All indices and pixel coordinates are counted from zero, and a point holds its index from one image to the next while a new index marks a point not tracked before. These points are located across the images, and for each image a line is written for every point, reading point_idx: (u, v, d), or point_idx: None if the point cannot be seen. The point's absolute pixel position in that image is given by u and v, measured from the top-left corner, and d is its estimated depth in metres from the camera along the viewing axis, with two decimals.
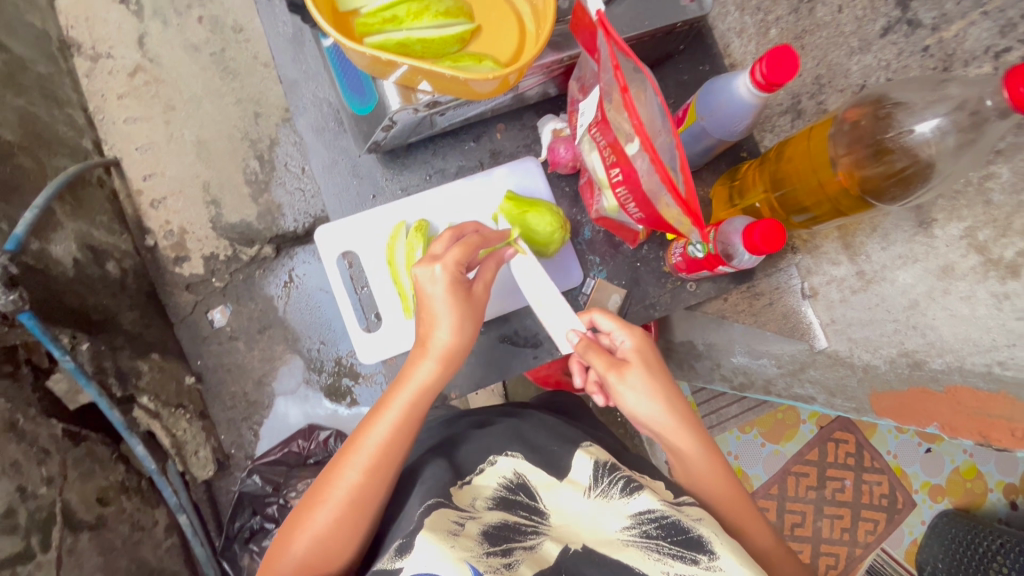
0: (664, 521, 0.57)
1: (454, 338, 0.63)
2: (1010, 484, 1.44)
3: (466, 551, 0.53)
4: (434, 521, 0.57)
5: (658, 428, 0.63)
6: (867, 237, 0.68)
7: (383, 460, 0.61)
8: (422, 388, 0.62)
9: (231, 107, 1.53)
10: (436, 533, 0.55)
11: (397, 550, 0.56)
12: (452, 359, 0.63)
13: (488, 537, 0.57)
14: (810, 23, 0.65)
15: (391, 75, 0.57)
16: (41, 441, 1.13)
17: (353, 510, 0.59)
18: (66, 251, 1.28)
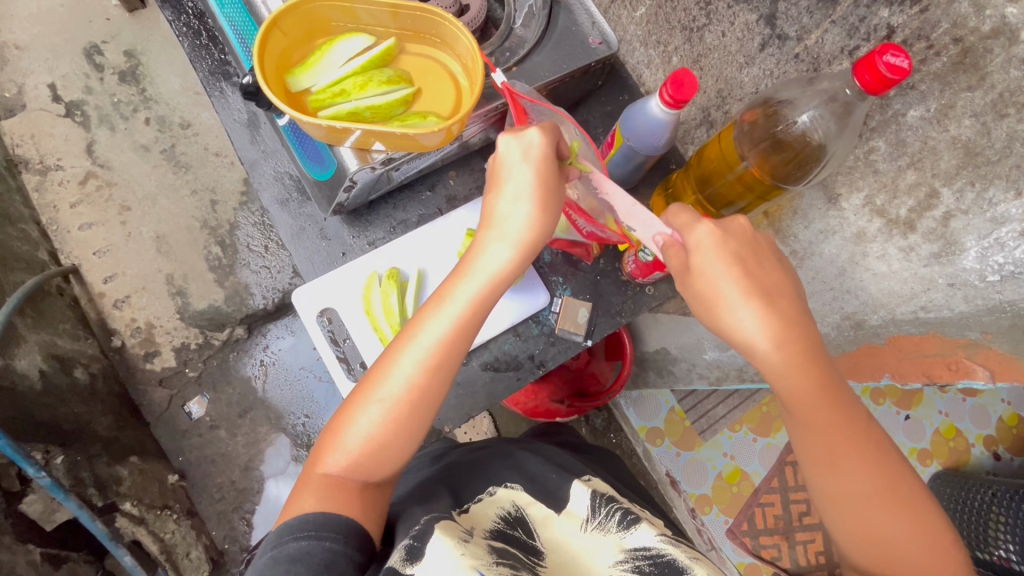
0: (658, 559, 0.60)
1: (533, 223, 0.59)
2: (989, 436, 1.51)
3: (476, 559, 0.54)
4: (446, 527, 0.59)
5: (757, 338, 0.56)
6: (791, 220, 0.77)
7: (441, 365, 0.60)
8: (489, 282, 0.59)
9: (187, 198, 1.56)
10: (450, 538, 0.56)
11: (408, 555, 0.55)
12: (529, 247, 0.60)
13: (496, 551, 0.58)
14: (703, 48, 0.76)
15: (346, 141, 0.63)
16: (18, 570, 1.08)
17: (407, 407, 0.59)
18: (31, 364, 1.26)
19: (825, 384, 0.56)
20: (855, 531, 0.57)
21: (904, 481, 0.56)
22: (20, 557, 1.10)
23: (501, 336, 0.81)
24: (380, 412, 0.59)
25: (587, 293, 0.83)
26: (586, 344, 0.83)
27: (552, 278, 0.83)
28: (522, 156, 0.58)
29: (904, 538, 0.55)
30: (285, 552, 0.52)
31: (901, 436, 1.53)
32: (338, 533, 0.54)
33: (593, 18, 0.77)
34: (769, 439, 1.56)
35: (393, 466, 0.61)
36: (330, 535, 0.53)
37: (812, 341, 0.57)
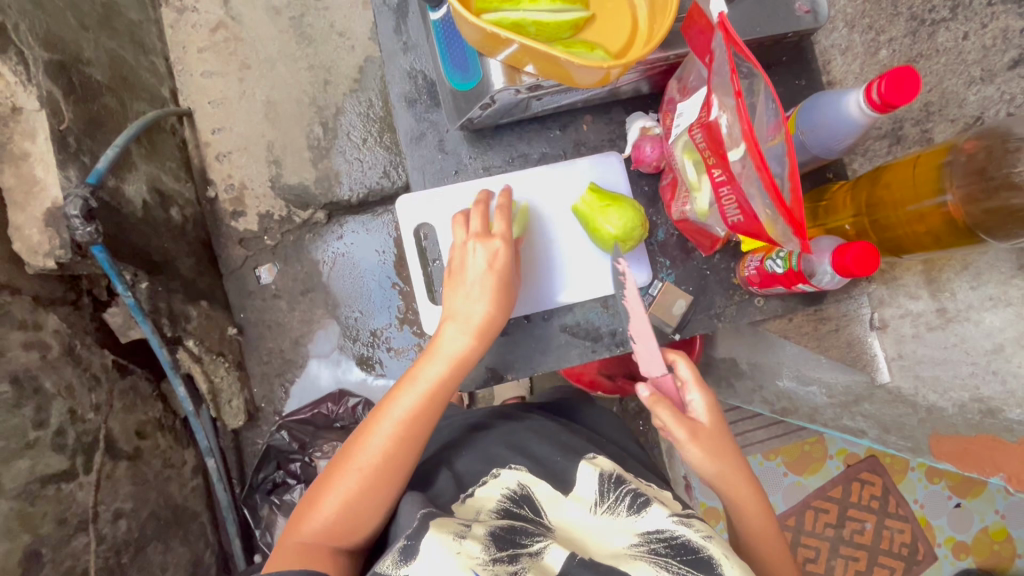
0: (673, 540, 0.58)
1: (489, 318, 0.67)
2: None
3: (472, 558, 0.54)
4: (441, 523, 0.59)
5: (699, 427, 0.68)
6: (955, 274, 0.67)
7: (412, 431, 0.65)
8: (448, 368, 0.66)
9: (303, 72, 1.57)
10: (445, 534, 0.56)
11: (401, 556, 0.56)
12: (482, 338, 0.67)
13: (495, 540, 0.58)
14: (928, 48, 0.63)
15: (500, 54, 0.58)
16: (93, 369, 1.20)
17: (380, 472, 0.64)
18: (137, 191, 1.31)
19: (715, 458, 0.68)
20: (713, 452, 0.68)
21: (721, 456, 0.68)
22: (96, 359, 1.21)
23: (589, 304, 0.76)
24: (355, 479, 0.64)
25: (691, 285, 0.77)
26: (673, 338, 0.77)
27: (659, 259, 0.76)
28: (483, 264, 0.68)
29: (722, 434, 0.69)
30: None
31: (944, 521, 1.48)
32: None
33: None
34: (800, 478, 1.50)
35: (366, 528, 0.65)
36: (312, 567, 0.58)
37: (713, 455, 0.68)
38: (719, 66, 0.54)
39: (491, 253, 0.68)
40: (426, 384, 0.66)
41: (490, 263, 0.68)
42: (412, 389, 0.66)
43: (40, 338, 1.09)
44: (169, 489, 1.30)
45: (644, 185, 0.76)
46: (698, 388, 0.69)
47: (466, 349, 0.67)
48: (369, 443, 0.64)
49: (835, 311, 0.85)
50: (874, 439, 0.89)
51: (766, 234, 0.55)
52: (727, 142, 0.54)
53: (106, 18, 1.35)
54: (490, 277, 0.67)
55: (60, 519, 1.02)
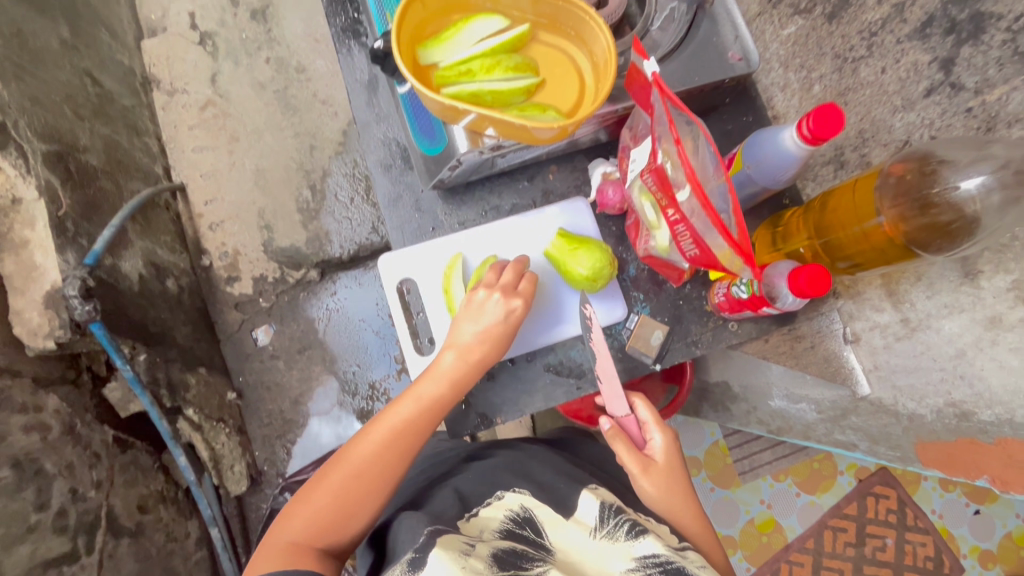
0: (669, 567, 0.60)
1: (484, 343, 0.71)
2: None
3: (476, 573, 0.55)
4: (446, 541, 0.60)
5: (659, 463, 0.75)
6: (912, 285, 0.70)
7: (405, 441, 0.68)
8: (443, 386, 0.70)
9: (289, 140, 1.65)
10: (451, 550, 0.58)
11: (409, 565, 0.57)
12: (474, 359, 0.71)
13: (498, 561, 0.59)
14: (854, 82, 0.69)
15: (461, 121, 0.63)
16: (94, 446, 1.21)
17: (373, 476, 0.66)
18: (133, 267, 1.36)
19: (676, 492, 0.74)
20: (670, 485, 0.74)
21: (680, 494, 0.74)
22: (97, 435, 1.23)
23: (570, 342, 0.79)
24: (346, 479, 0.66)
25: (666, 315, 0.80)
26: (655, 368, 0.80)
27: (633, 293, 0.80)
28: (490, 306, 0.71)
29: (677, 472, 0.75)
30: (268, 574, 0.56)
31: (966, 530, 1.47)
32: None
33: (737, 32, 0.72)
34: (813, 497, 1.49)
35: (351, 532, 0.65)
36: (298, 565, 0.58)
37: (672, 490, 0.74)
38: (660, 117, 0.59)
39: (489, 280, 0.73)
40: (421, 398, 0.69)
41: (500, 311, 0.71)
42: (412, 398, 0.69)
43: (41, 419, 1.10)
44: (173, 563, 1.29)
45: (612, 225, 0.81)
46: (658, 427, 0.76)
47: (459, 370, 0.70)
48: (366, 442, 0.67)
49: (809, 329, 0.87)
50: (866, 452, 0.91)
51: (722, 264, 0.59)
52: (675, 185, 0.59)
53: (100, 107, 1.43)
54: (484, 299, 0.72)
55: None
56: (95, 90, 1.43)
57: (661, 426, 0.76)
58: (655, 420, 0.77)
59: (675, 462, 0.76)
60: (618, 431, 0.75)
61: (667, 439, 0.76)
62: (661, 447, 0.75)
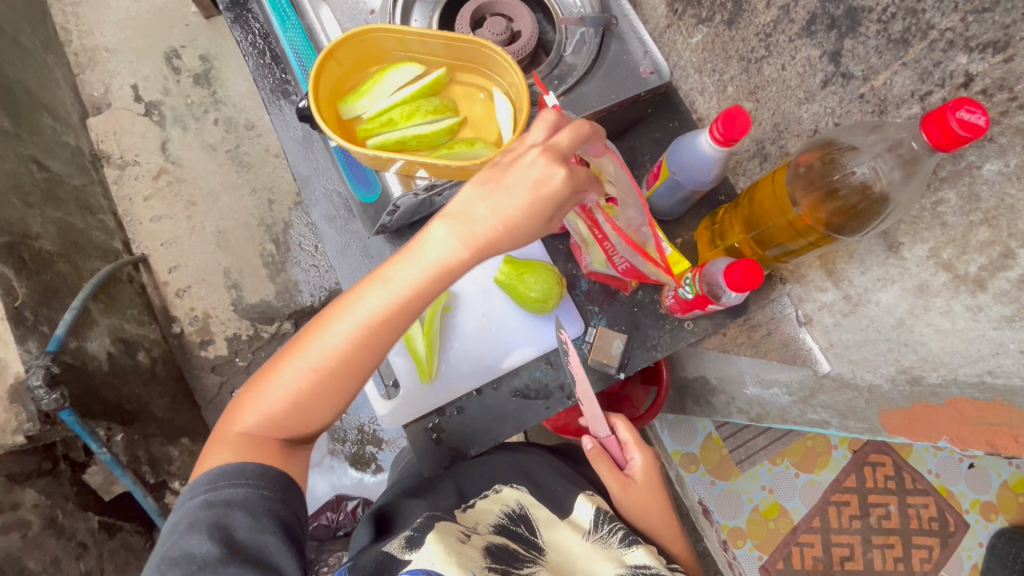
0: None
1: (491, 236, 0.53)
2: None
3: (471, 562, 0.57)
4: (443, 527, 0.62)
5: (640, 480, 0.81)
6: (846, 263, 0.73)
7: (363, 354, 0.56)
8: (396, 305, 0.55)
9: (247, 197, 1.66)
10: (448, 541, 0.59)
11: (408, 543, 0.59)
12: (445, 275, 0.54)
13: (491, 554, 0.61)
14: (761, 80, 0.73)
15: (391, 167, 0.65)
16: (78, 535, 1.19)
17: (328, 379, 0.57)
18: (100, 346, 1.34)
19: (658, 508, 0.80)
20: (650, 502, 0.80)
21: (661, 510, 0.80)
22: (81, 524, 1.21)
23: (533, 363, 0.80)
24: (305, 372, 0.57)
25: (623, 324, 0.82)
26: (619, 376, 0.81)
27: (589, 307, 0.82)
28: (522, 180, 0.52)
29: (658, 490, 0.81)
30: (220, 497, 0.55)
31: (964, 486, 1.50)
32: (275, 483, 0.58)
33: (645, 48, 0.75)
34: (813, 475, 1.51)
35: (317, 424, 0.61)
36: (249, 478, 0.56)
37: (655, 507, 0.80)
38: None
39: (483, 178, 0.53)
40: (367, 314, 0.55)
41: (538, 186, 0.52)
42: (368, 298, 0.55)
43: (19, 517, 1.08)
44: None
45: (558, 244, 0.83)
46: (638, 447, 0.82)
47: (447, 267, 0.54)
48: (314, 348, 0.56)
49: (763, 317, 0.89)
50: (838, 427, 0.90)
51: None
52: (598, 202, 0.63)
53: (50, 191, 1.43)
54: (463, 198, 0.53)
55: None
56: (43, 175, 1.42)
57: (641, 446, 0.83)
58: (636, 440, 0.83)
59: (653, 481, 0.82)
60: (599, 449, 0.81)
61: (645, 459, 0.82)
62: (641, 466, 0.81)
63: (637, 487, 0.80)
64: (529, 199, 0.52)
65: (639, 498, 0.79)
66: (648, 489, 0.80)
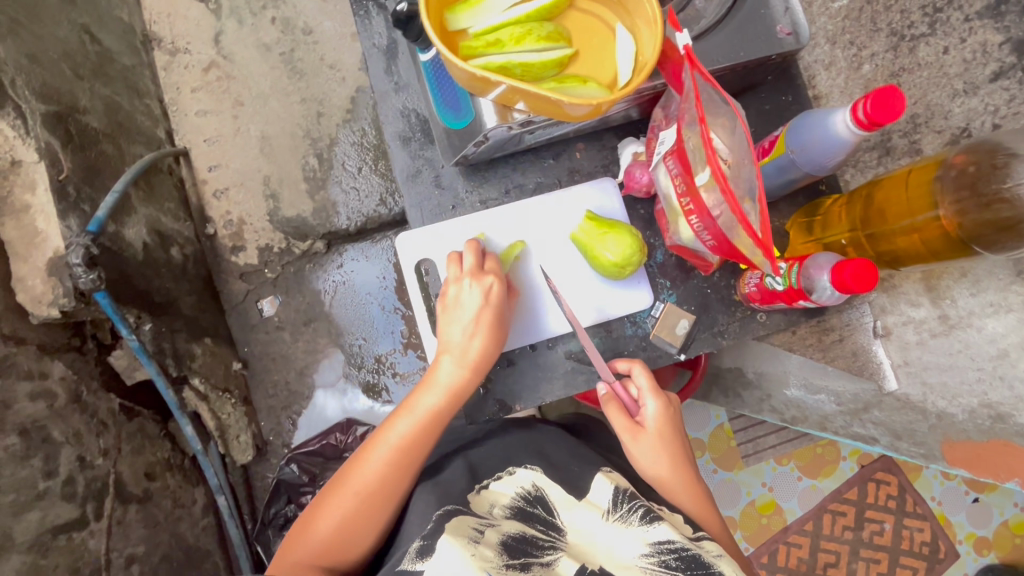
0: (684, 554, 0.62)
1: (482, 350, 0.70)
2: None
3: (486, 561, 0.60)
4: (455, 527, 0.64)
5: (653, 432, 0.72)
6: (954, 280, 0.71)
7: (396, 475, 0.70)
8: (420, 425, 0.71)
9: (296, 105, 1.59)
10: (459, 539, 0.62)
11: (419, 552, 0.63)
12: (454, 395, 0.71)
13: (507, 548, 0.63)
14: (909, 62, 0.68)
15: (489, 93, 0.59)
16: (100, 414, 1.20)
17: (370, 501, 0.69)
18: (137, 234, 1.32)
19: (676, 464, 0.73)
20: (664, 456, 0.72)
21: (680, 466, 0.73)
22: (103, 403, 1.22)
23: (593, 330, 0.77)
24: (349, 506, 0.69)
25: (693, 304, 0.77)
26: (678, 357, 0.77)
27: (660, 281, 0.77)
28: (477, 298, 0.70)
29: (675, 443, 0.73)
30: None
31: (963, 517, 1.47)
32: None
33: (787, 4, 0.66)
34: (815, 482, 1.49)
35: (363, 545, 0.70)
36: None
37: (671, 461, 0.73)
38: (688, 97, 0.55)
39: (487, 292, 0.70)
40: (396, 438, 0.71)
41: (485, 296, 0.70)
42: (396, 431, 0.71)
43: (46, 386, 1.09)
44: (181, 529, 1.30)
45: (640, 209, 0.77)
46: (653, 396, 0.72)
47: (457, 382, 0.70)
48: (354, 482, 0.70)
49: (839, 322, 0.82)
50: (886, 447, 0.88)
51: (742, 255, 0.56)
52: (694, 167, 0.55)
53: (101, 66, 1.37)
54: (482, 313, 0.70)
55: (72, 569, 1.02)
56: (94, 48, 1.37)
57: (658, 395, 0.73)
58: (652, 387, 0.73)
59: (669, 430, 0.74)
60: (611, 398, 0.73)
61: (662, 407, 0.73)
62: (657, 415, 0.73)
63: (648, 438, 0.72)
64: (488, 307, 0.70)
65: (651, 449, 0.72)
66: (663, 442, 0.73)
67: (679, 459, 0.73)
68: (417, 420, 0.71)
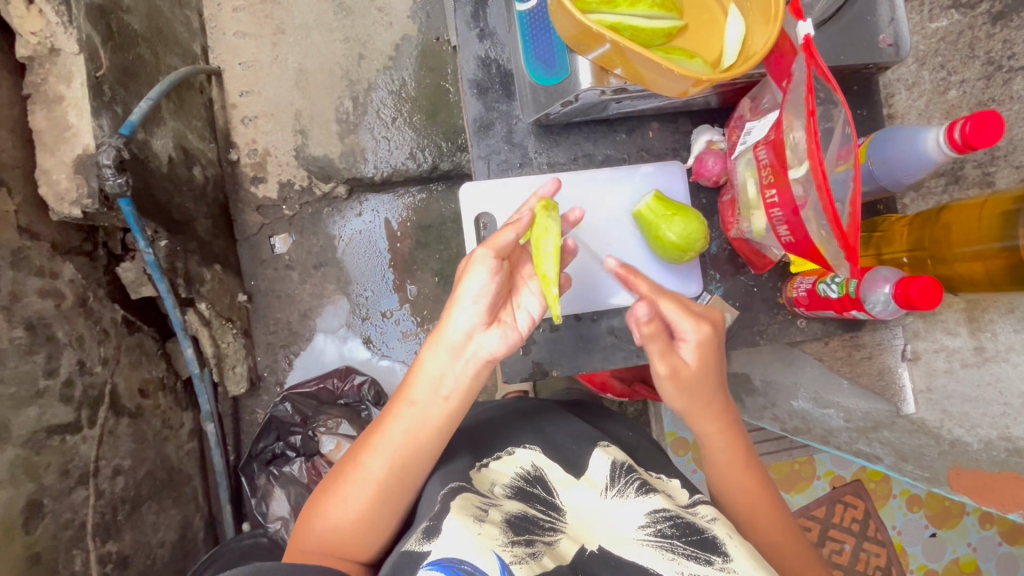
0: (678, 521, 0.62)
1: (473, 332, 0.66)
2: None
3: (492, 540, 0.58)
4: (460, 505, 0.62)
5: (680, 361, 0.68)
6: (999, 314, 0.70)
7: (401, 470, 0.69)
8: (419, 418, 0.69)
9: (338, 44, 1.54)
10: (465, 517, 0.60)
11: (424, 534, 0.60)
12: (447, 381, 0.68)
13: (511, 526, 0.61)
14: (1001, 93, 0.66)
15: (592, 53, 0.59)
16: (103, 323, 1.18)
17: (380, 496, 0.68)
18: (163, 147, 1.29)
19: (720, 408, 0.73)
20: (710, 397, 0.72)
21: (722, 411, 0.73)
22: (106, 313, 1.20)
23: None
24: (354, 500, 0.68)
25: (737, 300, 0.78)
26: None
27: (710, 272, 0.78)
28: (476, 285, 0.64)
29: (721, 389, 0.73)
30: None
31: (917, 548, 1.50)
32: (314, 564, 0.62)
33: (893, 14, 0.68)
34: (786, 495, 1.51)
35: (374, 543, 0.69)
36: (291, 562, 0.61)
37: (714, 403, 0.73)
38: (795, 89, 0.56)
39: (492, 279, 0.63)
40: (400, 434, 0.69)
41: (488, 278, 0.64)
42: (396, 427, 0.69)
43: (54, 286, 1.07)
44: (166, 450, 1.29)
45: (703, 197, 0.78)
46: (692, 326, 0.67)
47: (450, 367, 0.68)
48: (359, 477, 0.69)
49: (871, 339, 0.88)
50: (889, 467, 0.87)
51: (821, 255, 0.57)
52: (791, 161, 0.56)
53: None
54: (485, 304, 0.65)
55: (62, 471, 1.01)
56: None
57: (692, 318, 0.67)
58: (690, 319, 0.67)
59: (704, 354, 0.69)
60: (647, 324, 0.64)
61: (700, 338, 0.68)
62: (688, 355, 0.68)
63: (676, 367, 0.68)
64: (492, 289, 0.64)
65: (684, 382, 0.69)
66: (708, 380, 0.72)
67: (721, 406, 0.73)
68: (415, 413, 0.69)
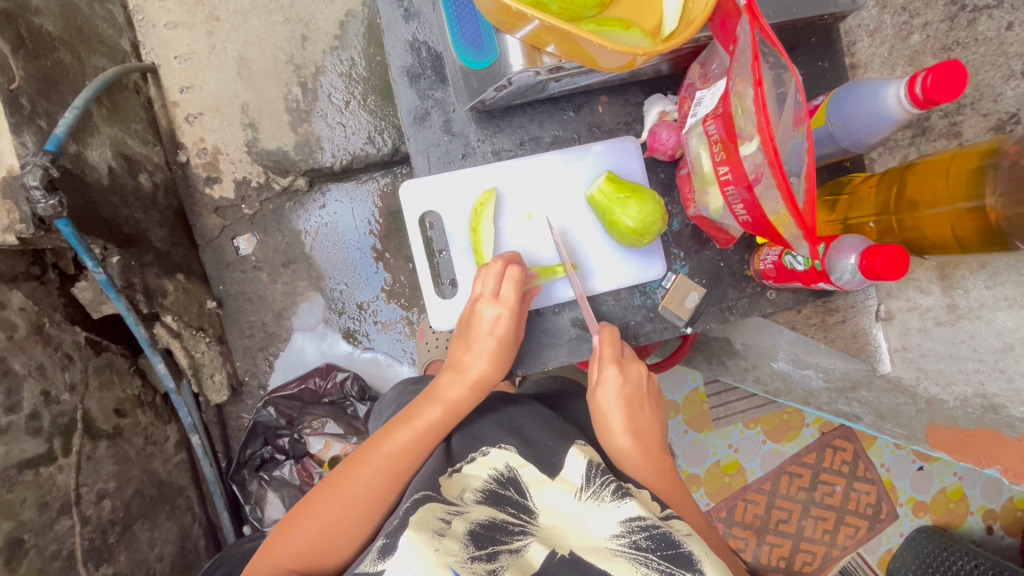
0: (654, 532, 0.58)
1: (482, 375, 0.72)
2: (991, 510, 1.50)
3: (450, 556, 0.55)
4: (420, 519, 0.59)
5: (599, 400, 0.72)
6: (970, 271, 0.68)
7: (388, 483, 0.70)
8: (419, 436, 0.71)
9: (278, 26, 1.44)
10: (421, 534, 0.56)
11: (380, 552, 0.57)
12: (455, 412, 0.73)
13: (475, 538, 0.59)
14: (966, 36, 0.62)
15: (518, 31, 0.54)
16: (65, 347, 1.13)
17: (361, 505, 0.69)
18: (101, 157, 1.21)
19: (644, 438, 0.73)
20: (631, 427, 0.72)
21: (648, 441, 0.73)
22: (68, 336, 1.14)
23: (603, 296, 0.75)
24: (338, 507, 0.68)
25: (704, 277, 0.75)
26: (684, 330, 0.76)
27: (673, 251, 0.75)
28: (488, 326, 0.71)
29: (642, 418, 0.73)
30: None
31: (906, 482, 1.52)
32: None
33: None
34: (778, 445, 1.51)
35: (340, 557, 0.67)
36: None
37: (637, 434, 0.73)
38: (743, 55, 0.51)
39: (504, 318, 0.70)
40: (397, 448, 0.71)
41: (495, 326, 0.71)
42: (396, 439, 0.71)
43: (4, 317, 1.01)
44: (153, 466, 1.26)
45: (660, 171, 0.74)
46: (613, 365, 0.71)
47: (461, 399, 0.73)
48: (349, 483, 0.69)
49: (844, 303, 0.85)
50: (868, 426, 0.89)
51: (778, 232, 0.53)
52: (741, 136, 0.52)
53: None
54: (496, 333, 0.71)
55: (41, 504, 0.99)
56: None
57: (616, 361, 0.71)
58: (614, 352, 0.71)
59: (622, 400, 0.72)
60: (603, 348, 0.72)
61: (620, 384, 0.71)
62: (613, 385, 0.71)
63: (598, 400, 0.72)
64: (509, 325, 0.71)
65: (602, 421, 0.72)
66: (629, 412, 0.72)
67: (645, 437, 0.73)
68: (417, 431, 0.71)
